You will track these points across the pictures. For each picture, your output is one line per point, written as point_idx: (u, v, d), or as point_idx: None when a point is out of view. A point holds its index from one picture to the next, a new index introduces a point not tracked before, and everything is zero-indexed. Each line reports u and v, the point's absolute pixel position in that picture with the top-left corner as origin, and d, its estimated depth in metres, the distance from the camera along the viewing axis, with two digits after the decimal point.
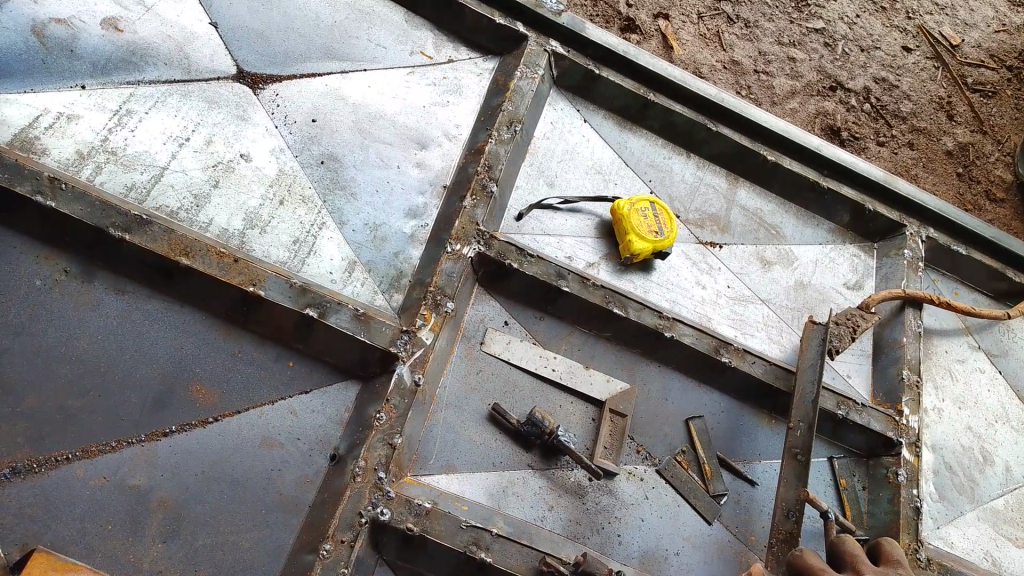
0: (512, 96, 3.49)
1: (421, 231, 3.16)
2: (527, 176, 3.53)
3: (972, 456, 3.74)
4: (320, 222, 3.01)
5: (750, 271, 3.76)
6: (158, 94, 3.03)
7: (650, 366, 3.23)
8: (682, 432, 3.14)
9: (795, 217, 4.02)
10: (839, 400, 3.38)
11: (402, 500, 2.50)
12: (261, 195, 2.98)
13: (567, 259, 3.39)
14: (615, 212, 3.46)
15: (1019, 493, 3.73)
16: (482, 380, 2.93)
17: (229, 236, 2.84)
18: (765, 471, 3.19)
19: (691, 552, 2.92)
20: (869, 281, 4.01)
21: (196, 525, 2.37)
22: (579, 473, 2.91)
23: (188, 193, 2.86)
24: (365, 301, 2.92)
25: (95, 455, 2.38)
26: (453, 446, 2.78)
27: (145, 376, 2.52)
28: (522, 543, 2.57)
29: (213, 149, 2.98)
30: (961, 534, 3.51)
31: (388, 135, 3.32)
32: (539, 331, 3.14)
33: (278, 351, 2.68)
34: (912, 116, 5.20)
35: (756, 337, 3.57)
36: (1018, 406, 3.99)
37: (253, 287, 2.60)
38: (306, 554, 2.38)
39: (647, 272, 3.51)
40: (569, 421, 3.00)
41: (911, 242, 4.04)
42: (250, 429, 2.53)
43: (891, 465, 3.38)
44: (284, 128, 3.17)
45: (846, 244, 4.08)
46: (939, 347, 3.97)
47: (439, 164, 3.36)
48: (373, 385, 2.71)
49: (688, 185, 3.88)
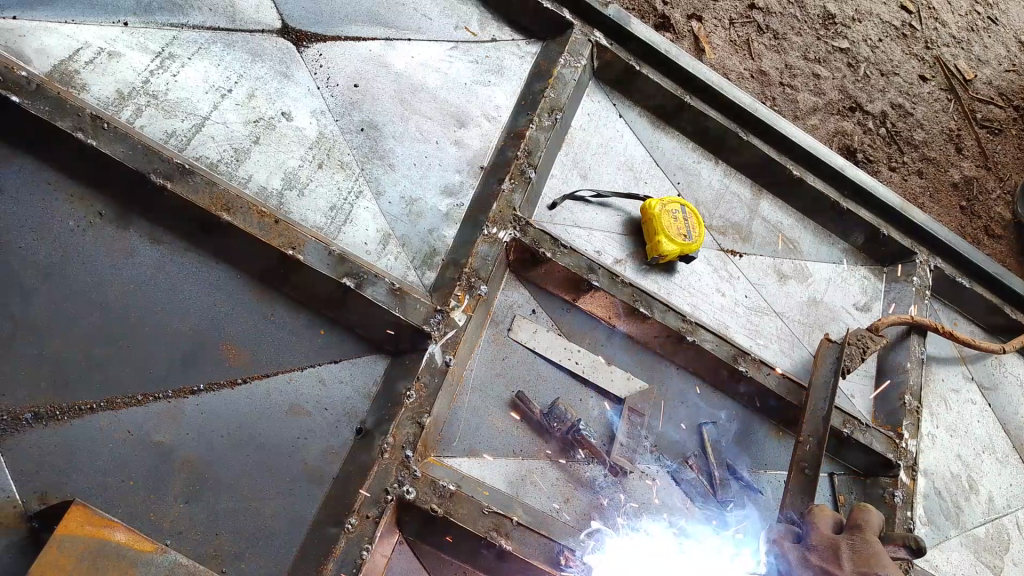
0: (554, 83, 3.46)
1: (457, 210, 3.12)
2: (561, 166, 3.49)
3: (959, 483, 3.85)
4: (358, 191, 2.95)
5: (767, 282, 3.80)
6: (202, 41, 2.95)
7: (669, 368, 3.24)
8: (693, 436, 3.17)
9: (812, 234, 4.07)
10: (845, 418, 3.44)
11: (427, 480, 2.48)
12: (301, 156, 2.90)
13: (595, 253, 3.38)
14: (646, 211, 3.46)
15: (1000, 524, 3.85)
16: (507, 366, 2.91)
17: (268, 195, 2.76)
18: (770, 481, 3.23)
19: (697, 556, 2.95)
20: (877, 304, 4.08)
21: (219, 487, 2.32)
22: (595, 468, 2.91)
23: (228, 146, 2.78)
24: (399, 275, 2.88)
25: (121, 408, 2.32)
26: (476, 430, 2.75)
27: (175, 331, 2.45)
28: (540, 534, 2.58)
29: (254, 104, 2.91)
30: (944, 558, 3.63)
31: (428, 109, 3.26)
32: (564, 322, 3.13)
33: (310, 318, 2.62)
34: (924, 145, 5.28)
35: (770, 349, 3.60)
36: (1005, 439, 4.12)
37: (293, 250, 2.54)
38: (329, 526, 2.35)
39: (670, 274, 3.52)
40: (588, 416, 3.00)
41: (920, 269, 4.12)
42: (279, 395, 2.48)
43: (888, 486, 3.46)
44: (326, 89, 3.10)
45: (858, 265, 4.14)
46: (936, 374, 4.07)
47: (478, 143, 3.31)
48: (403, 361, 2.68)
49: (714, 191, 3.90)
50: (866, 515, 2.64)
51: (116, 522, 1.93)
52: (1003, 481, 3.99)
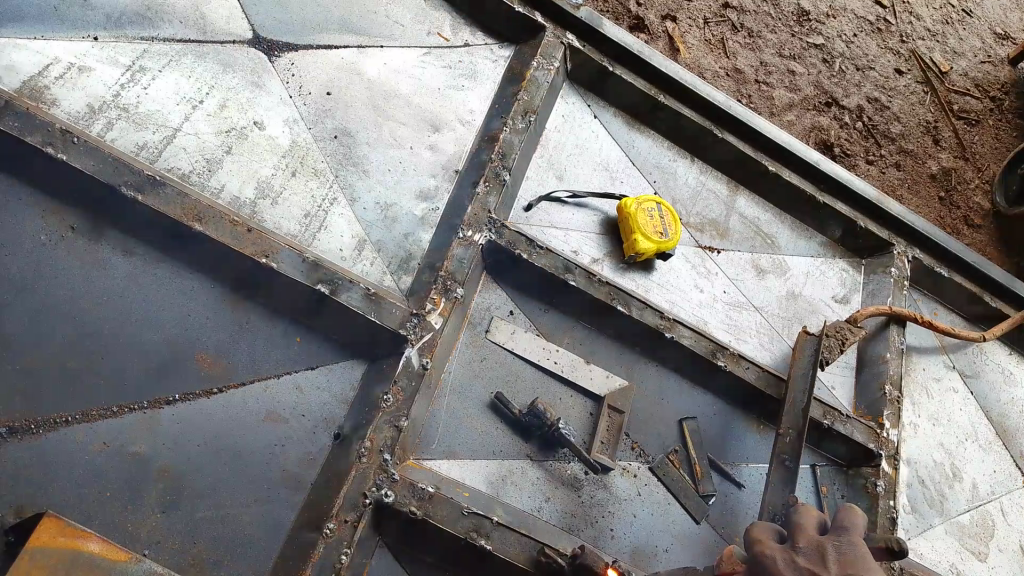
0: (527, 86, 3.48)
1: (432, 214, 3.13)
2: (537, 168, 3.51)
3: (943, 471, 3.88)
4: (332, 197, 2.96)
5: (745, 278, 3.82)
6: (173, 53, 2.97)
7: (648, 365, 3.26)
8: (675, 432, 3.18)
9: (789, 228, 4.11)
10: (825, 410, 3.46)
11: (406, 483, 2.49)
12: (274, 164, 2.90)
13: (572, 253, 3.40)
14: (622, 210, 3.48)
15: (984, 511, 3.88)
16: (485, 368, 2.93)
17: (241, 204, 2.76)
18: (752, 474, 3.25)
19: (679, 550, 2.96)
20: (856, 296, 4.11)
21: (195, 496, 2.33)
22: (576, 466, 2.93)
23: (199, 157, 2.79)
24: (374, 280, 2.88)
25: (96, 420, 2.33)
26: (455, 432, 2.77)
27: (149, 341, 2.45)
28: (521, 532, 2.59)
29: (226, 114, 2.92)
30: (929, 546, 3.65)
31: (402, 114, 3.28)
32: (543, 323, 3.14)
33: (285, 326, 2.63)
34: (901, 138, 5.32)
35: (750, 343, 3.62)
36: (988, 426, 4.15)
37: (266, 258, 2.55)
38: (308, 532, 2.36)
39: (648, 272, 3.53)
40: (568, 415, 3.01)
41: (898, 261, 4.16)
42: (255, 403, 2.50)
43: (871, 476, 3.48)
44: (298, 98, 3.11)
45: (836, 258, 4.18)
46: (917, 364, 4.11)
47: (452, 148, 3.33)
48: (380, 366, 2.69)
49: (690, 189, 3.93)
50: (855, 516, 2.58)
51: (90, 533, 1.93)
52: (987, 468, 4.02)
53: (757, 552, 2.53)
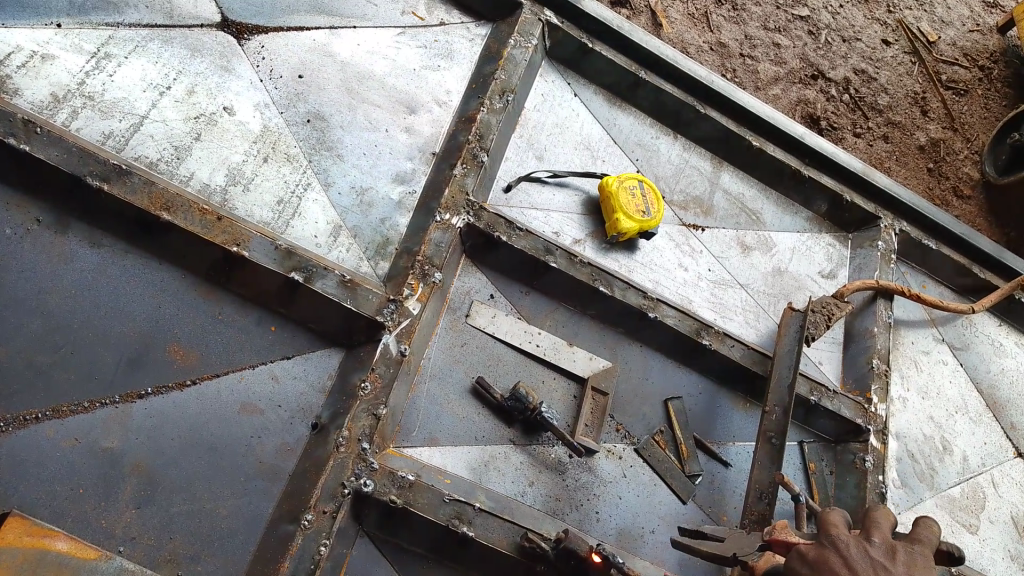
0: (505, 64, 3.41)
1: (409, 198, 3.08)
2: (516, 148, 3.45)
3: (933, 444, 3.86)
4: (306, 183, 2.90)
5: (730, 255, 3.78)
6: (139, 38, 2.90)
7: (632, 346, 3.23)
8: (660, 412, 3.16)
9: (774, 204, 4.06)
10: (812, 386, 3.44)
11: (385, 472, 2.45)
12: (245, 150, 2.85)
13: (553, 234, 3.35)
14: (603, 189, 3.43)
15: (974, 483, 3.87)
16: (466, 353, 2.89)
17: (211, 192, 2.71)
18: (739, 453, 3.23)
19: (666, 531, 2.94)
20: (843, 271, 4.08)
21: (170, 491, 2.29)
22: (559, 450, 2.90)
23: (168, 144, 2.73)
24: (351, 267, 2.84)
25: (67, 416, 2.28)
26: (436, 418, 2.73)
27: (119, 334, 2.41)
28: (504, 518, 2.56)
29: (194, 100, 2.85)
30: (919, 520, 3.63)
31: (376, 97, 3.22)
32: (524, 306, 3.11)
33: (259, 315, 2.58)
34: (889, 110, 5.26)
35: (734, 321, 3.59)
36: (978, 398, 4.13)
37: (237, 247, 2.51)
38: (285, 524, 2.32)
39: (631, 251, 3.49)
40: (551, 397, 2.98)
41: (885, 234, 4.12)
42: (230, 394, 2.46)
43: (859, 451, 3.45)
44: (270, 82, 3.05)
45: (822, 233, 4.14)
46: (905, 338, 4.08)
47: (429, 130, 3.26)
48: (357, 353, 2.66)
49: (674, 166, 3.87)
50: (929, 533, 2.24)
51: (57, 531, 1.91)
52: (977, 440, 4.01)
53: (829, 538, 2.14)
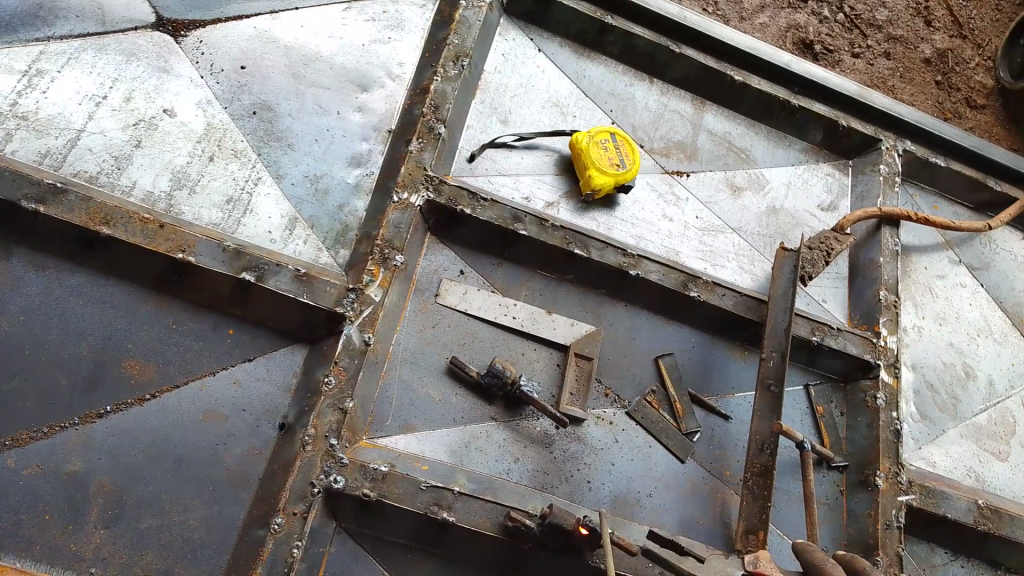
0: (457, 28, 3.26)
1: (367, 180, 2.98)
2: (478, 114, 3.32)
3: (954, 372, 3.66)
4: (256, 178, 2.82)
5: (719, 199, 3.59)
6: (71, 50, 2.82)
7: (616, 307, 3.11)
8: (651, 371, 3.04)
9: (765, 139, 3.85)
10: (814, 326, 3.26)
11: (356, 466, 2.40)
12: (189, 152, 2.77)
13: (524, 200, 3.20)
14: (574, 146, 3.26)
15: (1003, 408, 3.67)
16: (438, 333, 2.81)
17: (155, 200, 2.65)
18: (739, 404, 3.11)
19: (664, 494, 2.84)
20: (844, 201, 3.86)
21: (139, 507, 2.29)
22: (545, 422, 2.81)
23: (107, 156, 2.67)
24: (309, 259, 2.76)
25: (27, 443, 2.28)
26: (410, 404, 2.67)
27: (74, 355, 2.40)
28: (485, 500, 2.49)
29: (132, 107, 2.78)
30: (943, 453, 3.46)
31: (324, 79, 3.09)
32: (497, 278, 3.00)
33: (215, 320, 2.56)
34: (889, 24, 4.94)
35: (727, 269, 3.42)
36: (1002, 318, 3.91)
37: (182, 253, 2.46)
38: (257, 529, 2.30)
39: (611, 208, 3.33)
40: (532, 369, 2.88)
41: (887, 157, 3.89)
42: (191, 404, 2.44)
43: (869, 389, 3.29)
44: (211, 77, 2.95)
45: (820, 164, 3.92)
46: (918, 263, 3.86)
47: (383, 106, 3.14)
48: (321, 347, 2.60)
49: (652, 112, 3.68)
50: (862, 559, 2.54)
51: None
52: (1003, 362, 3.79)
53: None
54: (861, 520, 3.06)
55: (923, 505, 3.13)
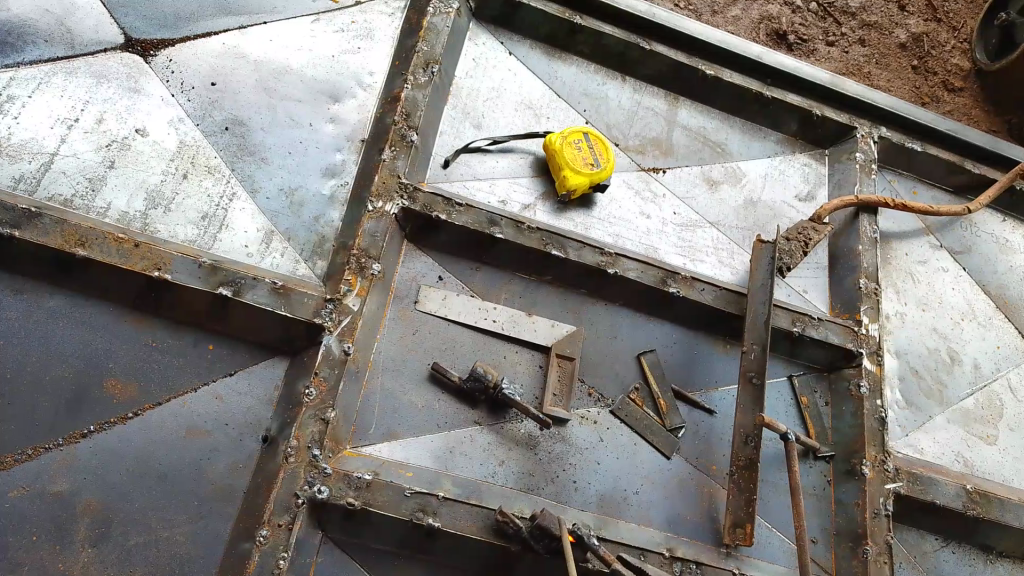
0: (426, 35, 3.27)
1: (341, 190, 3.00)
2: (451, 120, 3.34)
3: (939, 357, 3.68)
4: (230, 193, 2.84)
5: (697, 194, 3.61)
6: (41, 75, 2.83)
7: (596, 306, 3.13)
8: (633, 368, 3.06)
9: (740, 132, 3.87)
10: (794, 317, 3.27)
11: (340, 475, 2.41)
12: (163, 170, 2.79)
13: (500, 204, 3.22)
14: (548, 147, 3.28)
15: (989, 391, 3.68)
16: (419, 340, 2.82)
17: (130, 219, 2.67)
18: (723, 398, 3.12)
19: (651, 490, 2.86)
20: (822, 190, 3.88)
21: (126, 525, 2.30)
22: (529, 424, 2.82)
23: (81, 177, 2.69)
24: (287, 272, 2.77)
25: (11, 466, 2.29)
26: (393, 412, 2.68)
27: (55, 377, 2.40)
28: (471, 504, 2.50)
29: (105, 128, 2.80)
30: (930, 439, 3.47)
31: (295, 91, 3.11)
32: (476, 282, 3.02)
33: (195, 336, 2.58)
34: (862, 11, 4.97)
35: (707, 263, 3.44)
36: (985, 301, 3.93)
37: (158, 271, 2.47)
38: (243, 542, 2.31)
39: (588, 207, 3.35)
40: (514, 372, 2.89)
41: (862, 144, 3.91)
42: (174, 420, 2.45)
43: (853, 377, 3.30)
44: (182, 95, 2.97)
45: (795, 154, 3.94)
46: (898, 250, 3.88)
47: (355, 117, 3.16)
48: (301, 359, 2.62)
49: (626, 110, 3.70)
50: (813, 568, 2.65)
51: None
52: (988, 346, 3.81)
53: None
54: (849, 509, 3.08)
55: (911, 492, 3.14)
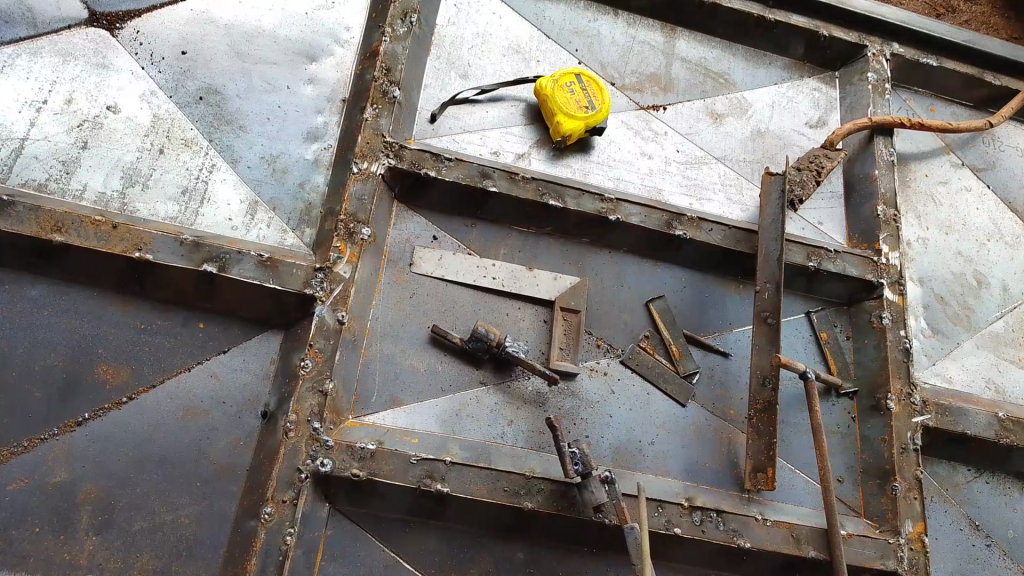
0: None
1: (326, 153, 2.89)
2: (436, 72, 3.19)
3: (965, 282, 3.52)
4: (210, 165, 2.73)
5: (700, 129, 3.44)
6: (5, 57, 2.71)
7: (600, 254, 3.01)
8: (643, 316, 2.95)
9: (742, 61, 3.68)
10: (809, 251, 3.13)
11: (342, 447, 2.35)
12: (138, 146, 2.69)
13: (493, 155, 3.09)
14: (539, 92, 3.13)
15: (1019, 313, 3.53)
16: (417, 304, 2.73)
17: (108, 200, 2.58)
18: (738, 340, 3.01)
19: (668, 440, 2.77)
20: (833, 115, 3.69)
21: (128, 511, 2.26)
22: (536, 381, 2.73)
23: (54, 161, 2.60)
24: (274, 243, 2.68)
25: (7, 460, 2.25)
26: (395, 379, 2.60)
27: (44, 367, 2.35)
28: (480, 467, 2.43)
29: (75, 107, 2.69)
30: (959, 367, 3.33)
31: (270, 54, 2.97)
32: (472, 240, 2.91)
33: (185, 315, 2.51)
34: None
35: (714, 201, 3.29)
36: (1012, 219, 3.74)
37: (139, 252, 2.39)
38: (248, 520, 2.26)
39: (585, 152, 3.20)
40: (518, 329, 2.80)
41: (873, 63, 3.69)
42: (170, 402, 2.39)
43: (874, 309, 3.16)
44: (153, 67, 2.84)
45: (804, 79, 3.74)
46: (917, 172, 3.69)
47: (334, 75, 3.03)
48: (296, 332, 2.54)
49: (620, 47, 3.52)
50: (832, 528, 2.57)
51: None
52: (1017, 266, 3.63)
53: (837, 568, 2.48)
54: (876, 445, 2.97)
55: (941, 423, 3.02)
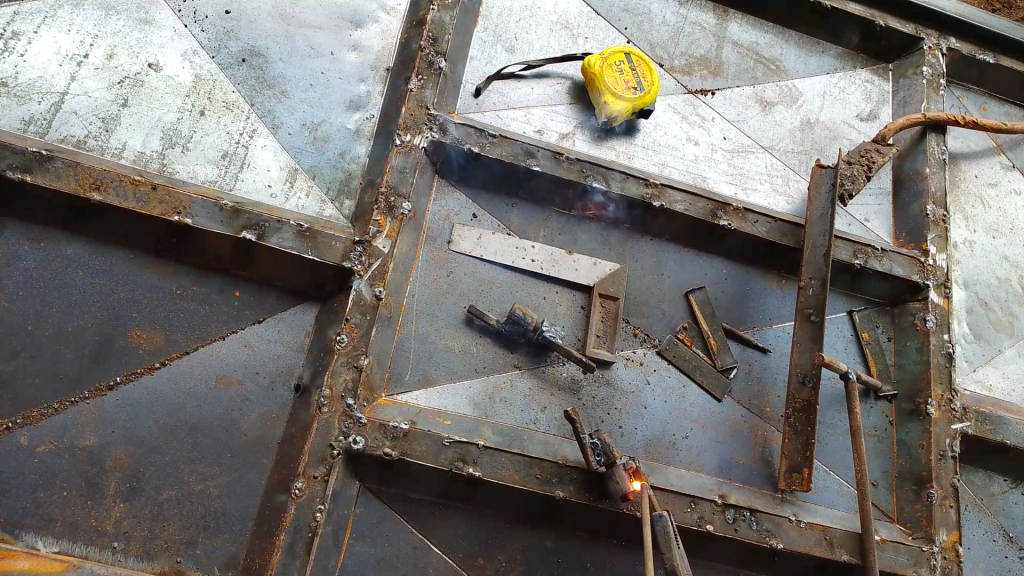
0: None
1: (367, 123, 2.81)
2: (481, 44, 3.10)
3: (1011, 287, 3.42)
4: (250, 129, 2.67)
5: (748, 116, 3.34)
6: (46, 8, 2.65)
7: (641, 241, 2.94)
8: (682, 307, 2.88)
9: (794, 47, 3.57)
10: (855, 249, 3.05)
11: (375, 425, 2.31)
12: (178, 107, 2.63)
13: (537, 134, 3.01)
14: (587, 71, 3.04)
15: None
16: (454, 283, 2.67)
17: (147, 160, 2.53)
18: (778, 336, 2.94)
19: (702, 435, 2.72)
20: (886, 109, 3.57)
21: (158, 478, 2.24)
22: (571, 368, 2.68)
23: (94, 117, 2.54)
24: (313, 213, 2.62)
25: (38, 420, 2.23)
26: (429, 358, 2.55)
27: (78, 329, 2.32)
28: (513, 452, 2.38)
29: (115, 63, 2.63)
30: (999, 374, 3.25)
31: (315, 17, 2.90)
32: (513, 220, 2.84)
33: (221, 282, 2.46)
34: None
35: (760, 192, 3.20)
36: None
37: (178, 215, 2.34)
38: (278, 494, 2.23)
39: (630, 134, 3.12)
40: (555, 313, 2.74)
41: (930, 57, 3.57)
42: (203, 370, 2.36)
43: (918, 311, 3.08)
44: (195, 26, 2.77)
45: (857, 70, 3.62)
46: (967, 172, 3.58)
47: (378, 43, 2.94)
48: (332, 305, 2.49)
49: (671, 27, 3.41)
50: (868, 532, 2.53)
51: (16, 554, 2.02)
52: None
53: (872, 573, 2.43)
54: (913, 450, 2.91)
55: (980, 432, 2.95)
